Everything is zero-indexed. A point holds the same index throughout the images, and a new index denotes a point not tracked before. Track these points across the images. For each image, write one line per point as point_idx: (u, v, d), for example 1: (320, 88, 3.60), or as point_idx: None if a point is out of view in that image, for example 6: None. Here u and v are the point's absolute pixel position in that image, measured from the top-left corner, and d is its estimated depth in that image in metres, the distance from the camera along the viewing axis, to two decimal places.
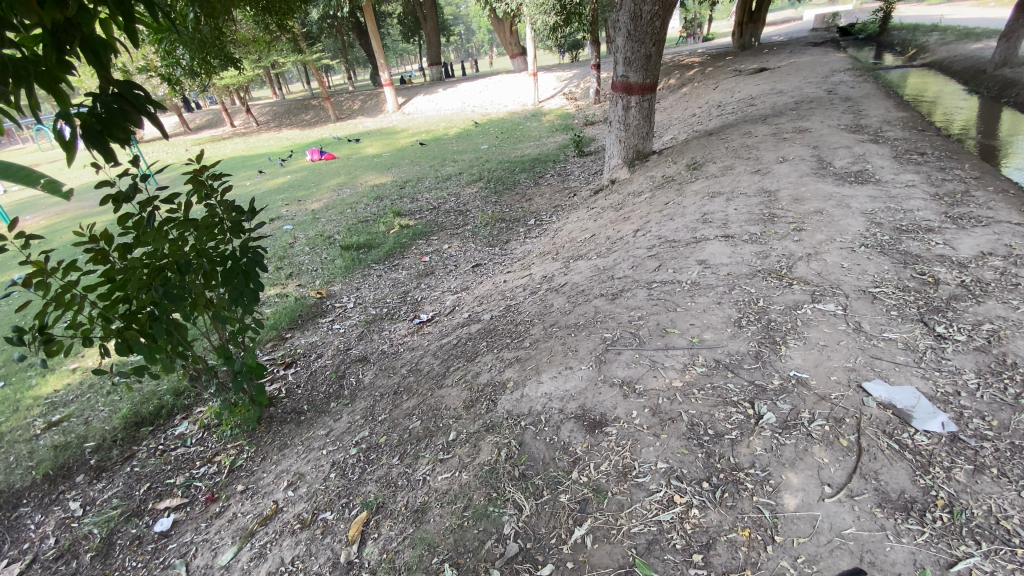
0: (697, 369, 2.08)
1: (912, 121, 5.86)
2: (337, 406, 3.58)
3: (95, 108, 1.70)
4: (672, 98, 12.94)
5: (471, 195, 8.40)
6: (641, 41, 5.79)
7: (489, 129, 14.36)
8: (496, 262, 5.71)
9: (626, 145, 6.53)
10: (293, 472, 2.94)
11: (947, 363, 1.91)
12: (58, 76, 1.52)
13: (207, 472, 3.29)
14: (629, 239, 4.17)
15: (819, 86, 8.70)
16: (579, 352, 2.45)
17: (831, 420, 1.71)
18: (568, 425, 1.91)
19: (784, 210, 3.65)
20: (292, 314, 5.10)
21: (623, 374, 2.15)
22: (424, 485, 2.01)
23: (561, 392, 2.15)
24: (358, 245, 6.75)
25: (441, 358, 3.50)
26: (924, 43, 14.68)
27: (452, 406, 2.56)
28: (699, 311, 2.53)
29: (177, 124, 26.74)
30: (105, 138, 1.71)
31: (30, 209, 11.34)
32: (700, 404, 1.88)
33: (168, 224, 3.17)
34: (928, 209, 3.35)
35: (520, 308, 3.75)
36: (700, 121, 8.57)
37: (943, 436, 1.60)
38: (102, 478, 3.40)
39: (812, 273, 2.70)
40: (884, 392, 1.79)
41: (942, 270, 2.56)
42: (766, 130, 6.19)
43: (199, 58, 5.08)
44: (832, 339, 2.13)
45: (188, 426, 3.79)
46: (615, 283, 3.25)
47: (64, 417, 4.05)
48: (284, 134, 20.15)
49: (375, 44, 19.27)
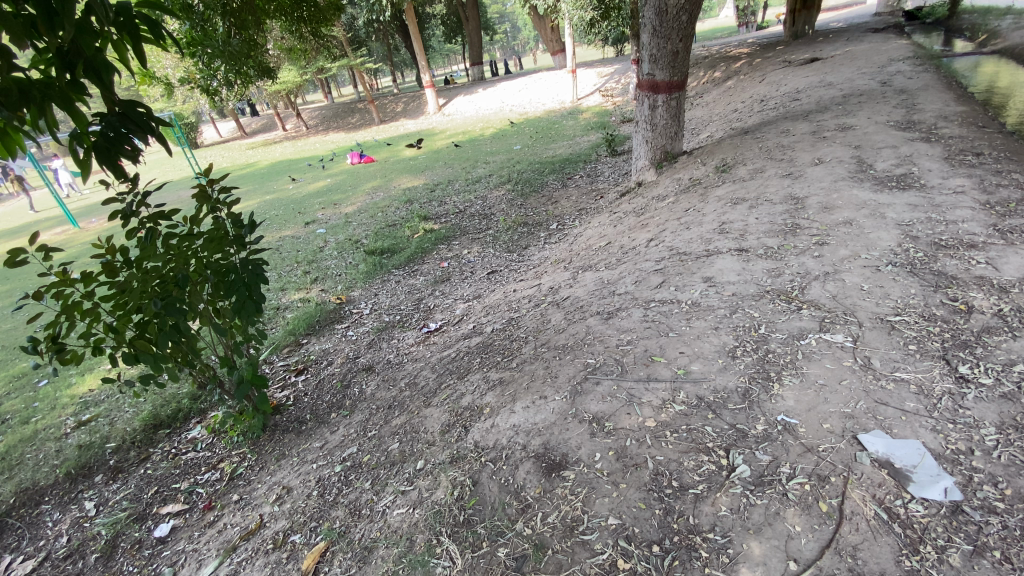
0: (675, 408, 1.90)
1: (972, 116, 5.31)
2: (336, 417, 3.58)
3: (104, 129, 1.70)
4: (715, 92, 12.35)
5: (498, 198, 8.32)
6: (667, 38, 5.51)
7: (525, 128, 14.24)
8: (512, 269, 5.62)
9: (653, 146, 6.23)
10: (282, 486, 2.96)
11: (963, 412, 1.65)
12: (71, 98, 1.54)
13: (210, 478, 3.37)
14: (640, 250, 3.97)
15: (872, 77, 8.03)
16: (558, 379, 2.31)
17: (813, 478, 1.50)
18: (526, 466, 1.80)
19: (809, 221, 3.33)
20: (310, 320, 5.16)
21: (595, 409, 1.99)
22: (381, 519, 1.94)
23: (528, 425, 2.03)
24: (381, 250, 6.81)
25: (438, 372, 3.43)
26: (998, 28, 13.44)
27: (430, 429, 2.47)
28: (693, 338, 2.33)
29: (235, 131, 28.40)
30: (115, 155, 1.72)
31: (94, 214, 12.29)
32: (670, 450, 1.71)
33: (174, 237, 3.23)
34: (975, 220, 2.97)
35: (521, 322, 3.63)
36: (739, 117, 8.09)
37: (944, 507, 1.37)
38: (118, 479, 3.57)
39: (826, 296, 2.44)
40: (882, 446, 1.56)
41: (978, 295, 2.23)
42: (807, 127, 5.76)
43: (231, 72, 5.23)
44: (833, 377, 1.89)
45: (200, 431, 3.92)
46: (614, 300, 3.09)
47: (92, 416, 4.32)
48: (330, 137, 20.81)
49: (418, 46, 19.56)
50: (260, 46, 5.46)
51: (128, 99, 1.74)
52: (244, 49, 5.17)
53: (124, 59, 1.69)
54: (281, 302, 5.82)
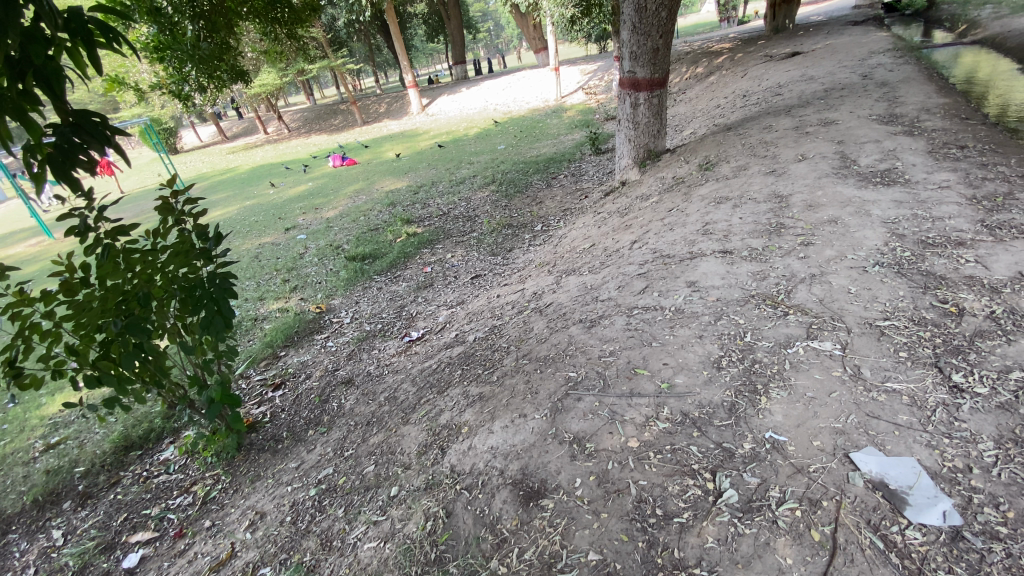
0: (659, 426, 1.81)
1: (954, 109, 5.30)
2: (313, 434, 3.45)
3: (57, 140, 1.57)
4: (698, 87, 12.34)
5: (482, 199, 8.20)
6: (647, 34, 5.42)
7: (509, 127, 14.13)
8: (497, 273, 5.52)
9: (636, 144, 6.15)
10: (256, 510, 2.82)
11: (959, 425, 1.57)
12: (23, 109, 1.42)
13: (182, 503, 3.21)
14: (624, 253, 3.88)
15: (853, 70, 8.02)
16: (538, 395, 2.20)
17: (804, 503, 1.42)
18: (503, 494, 1.70)
19: (794, 220, 3.26)
20: (288, 331, 5.00)
21: (576, 428, 1.89)
22: (352, 553, 1.84)
23: (506, 448, 1.92)
24: (363, 256, 6.66)
25: (418, 385, 3.30)
26: (976, 18, 13.53)
27: (406, 450, 2.35)
28: (676, 347, 2.24)
29: (215, 136, 27.96)
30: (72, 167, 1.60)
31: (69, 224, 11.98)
32: (653, 473, 1.61)
33: (137, 253, 3.05)
34: (962, 216, 2.91)
35: (503, 330, 3.53)
36: (722, 113, 8.04)
37: (943, 533, 1.29)
38: (87, 505, 3.40)
39: (813, 299, 2.36)
40: (876, 465, 1.48)
41: (969, 297, 2.17)
42: (789, 122, 5.71)
43: (203, 77, 5.02)
44: (822, 390, 1.80)
45: (173, 452, 3.76)
46: (597, 307, 2.99)
47: (61, 439, 4.14)
48: (312, 140, 20.52)
49: (399, 46, 19.31)
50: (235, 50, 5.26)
51: (79, 109, 1.58)
52: (216, 53, 4.97)
53: (78, 67, 1.55)
54: (259, 313, 5.65)
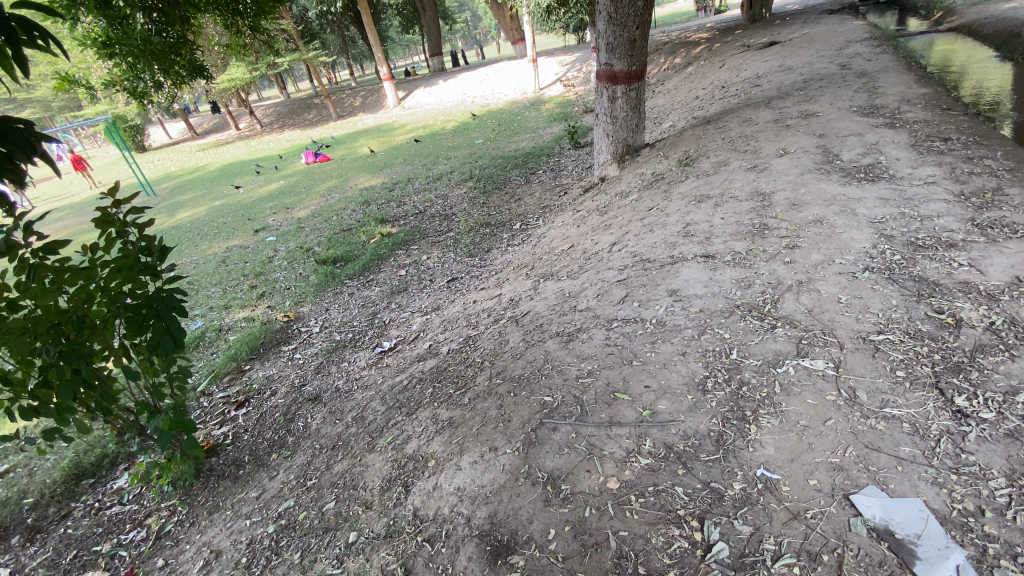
0: (641, 462, 1.64)
1: (934, 99, 5.23)
2: (277, 458, 3.21)
3: None
4: (677, 78, 12.21)
5: (459, 196, 7.95)
6: (624, 25, 5.21)
7: (487, 120, 13.85)
8: (473, 276, 5.32)
9: (615, 139, 5.97)
10: (212, 548, 2.60)
11: (966, 458, 1.43)
12: None
13: (135, 538, 2.94)
14: (603, 256, 3.71)
15: (832, 60, 7.94)
16: (512, 424, 2.01)
17: (802, 557, 1.28)
18: (469, 550, 1.55)
19: (778, 220, 3.12)
20: (253, 343, 4.73)
21: (551, 466, 1.72)
22: None
23: (475, 489, 1.76)
24: (334, 259, 6.38)
25: (387, 405, 3.08)
26: (952, 4, 13.56)
27: (368, 483, 2.13)
28: (658, 367, 2.07)
29: (185, 133, 27.07)
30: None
31: None
32: (635, 523, 1.45)
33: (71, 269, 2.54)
34: (951, 214, 2.80)
35: (477, 341, 3.32)
36: (701, 105, 7.91)
37: None
38: (34, 541, 3.10)
39: (801, 310, 2.21)
40: (879, 509, 1.34)
41: (966, 306, 2.03)
42: (769, 114, 5.59)
43: (160, 74, 4.64)
44: (816, 417, 1.65)
45: (127, 480, 3.48)
46: (575, 318, 2.81)
47: (8, 467, 3.81)
48: (285, 136, 19.93)
49: (372, 38, 18.77)
50: (194, 43, 4.88)
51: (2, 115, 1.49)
52: (173, 47, 4.58)
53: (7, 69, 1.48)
54: (224, 323, 5.35)
